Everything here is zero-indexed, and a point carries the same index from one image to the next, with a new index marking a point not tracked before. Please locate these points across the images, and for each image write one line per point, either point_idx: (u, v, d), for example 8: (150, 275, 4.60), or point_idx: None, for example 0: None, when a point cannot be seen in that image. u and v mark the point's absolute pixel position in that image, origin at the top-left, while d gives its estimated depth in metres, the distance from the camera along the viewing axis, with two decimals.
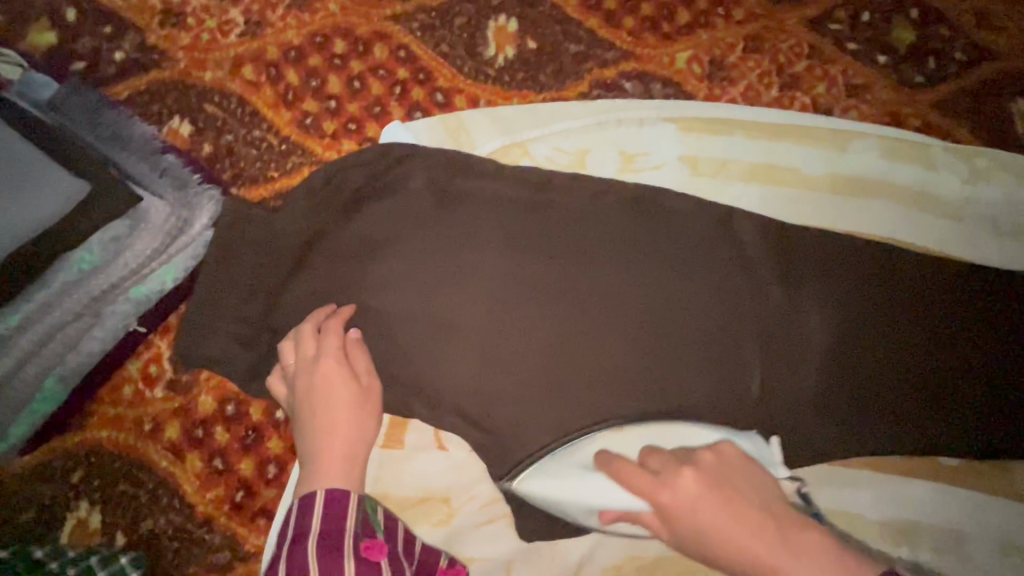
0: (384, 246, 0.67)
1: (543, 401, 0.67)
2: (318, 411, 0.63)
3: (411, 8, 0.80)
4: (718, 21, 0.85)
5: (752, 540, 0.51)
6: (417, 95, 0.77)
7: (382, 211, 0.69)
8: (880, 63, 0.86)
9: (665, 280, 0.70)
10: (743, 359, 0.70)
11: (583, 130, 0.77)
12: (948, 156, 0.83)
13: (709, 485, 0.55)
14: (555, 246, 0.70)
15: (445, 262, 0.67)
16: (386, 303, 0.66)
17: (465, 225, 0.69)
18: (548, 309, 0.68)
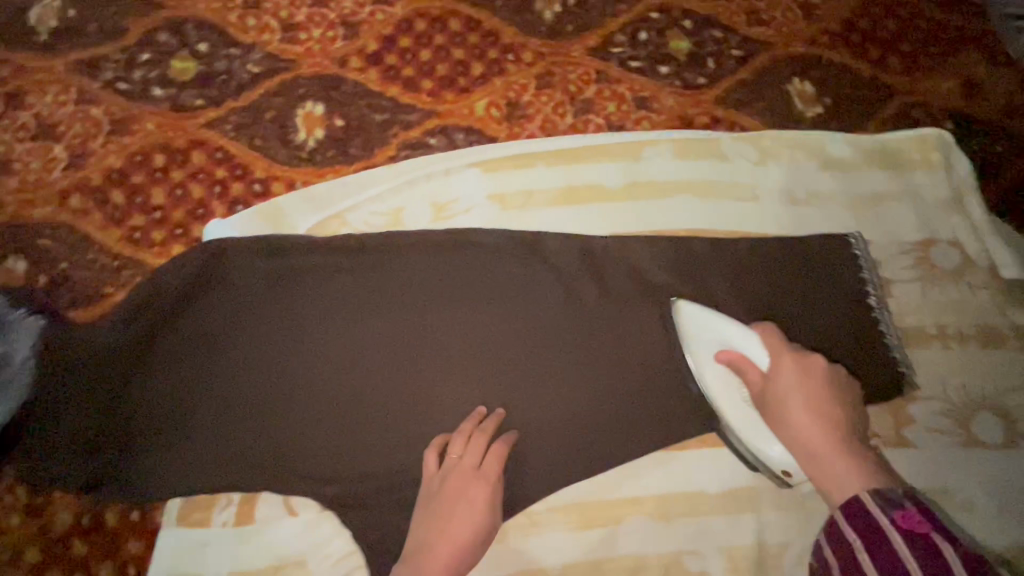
0: (237, 335, 0.75)
1: (395, 444, 0.74)
2: (456, 510, 0.68)
3: (223, 113, 0.87)
4: (509, 66, 0.94)
5: (820, 443, 0.64)
6: (237, 190, 0.83)
7: (222, 302, 0.76)
8: (663, 74, 0.95)
9: (491, 314, 0.79)
10: (574, 368, 0.78)
11: (394, 191, 0.83)
12: (737, 144, 0.91)
13: (808, 395, 0.66)
14: (390, 305, 0.78)
15: (294, 338, 0.76)
16: (243, 386, 0.74)
17: (300, 302, 0.77)
18: (391, 362, 0.76)
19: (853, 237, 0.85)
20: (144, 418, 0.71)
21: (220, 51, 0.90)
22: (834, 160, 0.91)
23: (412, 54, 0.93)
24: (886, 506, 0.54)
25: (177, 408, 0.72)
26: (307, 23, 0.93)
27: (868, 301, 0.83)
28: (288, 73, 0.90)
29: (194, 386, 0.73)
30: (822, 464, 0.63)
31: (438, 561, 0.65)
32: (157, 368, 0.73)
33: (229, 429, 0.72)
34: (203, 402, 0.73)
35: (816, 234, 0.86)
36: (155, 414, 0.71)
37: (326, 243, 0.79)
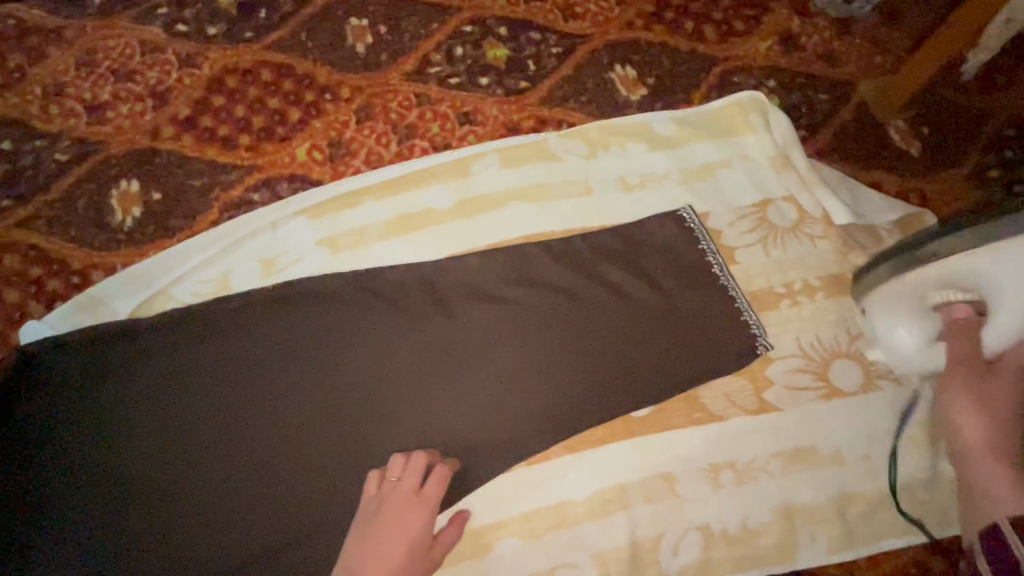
0: (91, 429, 0.72)
1: (266, 510, 0.72)
2: (393, 532, 0.66)
3: (33, 209, 0.84)
4: (327, 106, 0.93)
5: (985, 442, 0.66)
6: (55, 287, 0.80)
7: (66, 399, 0.72)
8: (484, 85, 0.95)
9: (346, 356, 0.77)
10: (438, 394, 0.76)
11: (220, 255, 0.81)
12: (565, 141, 0.91)
13: (978, 396, 0.68)
14: (245, 367, 0.75)
15: (152, 420, 0.73)
16: (105, 480, 0.71)
17: (146, 384, 0.74)
18: (255, 425, 0.74)
19: (685, 211, 0.86)
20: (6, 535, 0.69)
21: (24, 146, 0.88)
22: (663, 139, 0.92)
23: (226, 112, 0.91)
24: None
25: (43, 518, 0.69)
26: (113, 101, 0.91)
27: (713, 272, 0.83)
28: (98, 156, 0.88)
29: (52, 491, 0.70)
30: (972, 460, 0.66)
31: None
32: (15, 480, 0.70)
33: (101, 529, 0.70)
34: (70, 505, 0.70)
35: (652, 216, 0.86)
36: (20, 528, 0.69)
37: (148, 323, 0.76)
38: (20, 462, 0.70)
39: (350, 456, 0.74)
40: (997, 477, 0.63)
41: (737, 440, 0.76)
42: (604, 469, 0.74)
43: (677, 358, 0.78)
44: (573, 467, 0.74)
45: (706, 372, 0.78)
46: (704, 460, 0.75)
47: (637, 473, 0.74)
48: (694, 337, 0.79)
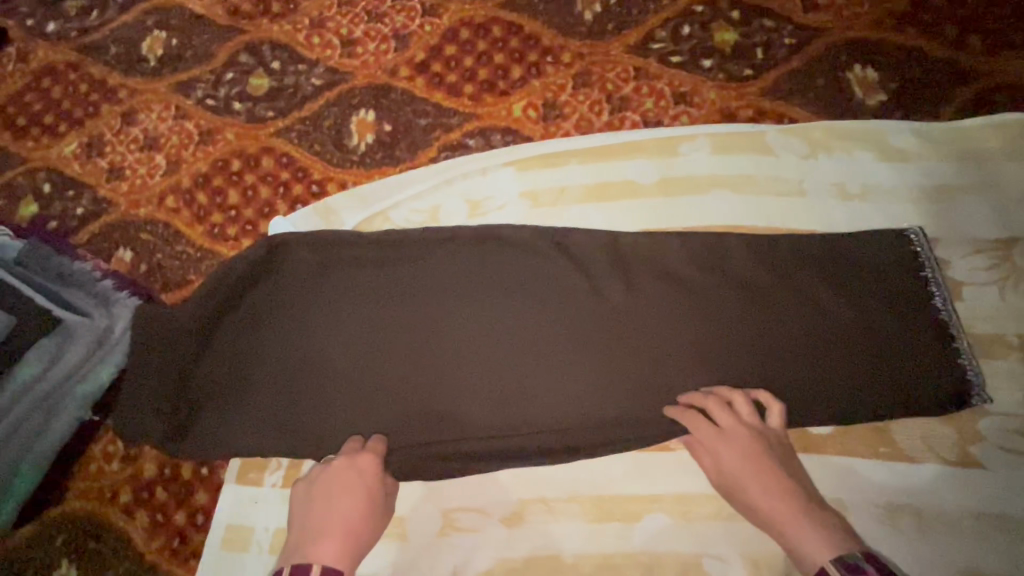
0: (303, 319, 0.82)
1: (436, 426, 0.75)
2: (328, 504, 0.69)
3: (289, 123, 0.98)
4: (548, 67, 0.96)
5: (780, 501, 0.65)
6: (298, 191, 0.93)
7: (291, 289, 0.84)
8: (704, 67, 0.93)
9: (525, 304, 0.80)
10: (609, 359, 0.76)
11: (433, 189, 0.89)
12: (784, 137, 0.87)
13: (722, 473, 0.69)
14: (432, 293, 0.81)
15: (349, 323, 0.81)
16: (306, 365, 0.80)
17: (357, 287, 0.83)
18: (433, 346, 0.78)
19: (914, 233, 0.78)
20: (229, 392, 0.80)
21: (289, 67, 1.02)
22: (897, 151, 0.84)
23: (456, 61, 0.99)
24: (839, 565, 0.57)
25: (257, 385, 0.80)
26: (363, 38, 1.02)
27: (933, 302, 0.75)
28: (345, 85, 0.99)
29: (265, 364, 0.80)
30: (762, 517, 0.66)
31: (330, 538, 0.66)
32: (243, 348, 0.82)
33: (299, 406, 0.78)
34: (281, 375, 0.80)
35: (873, 229, 0.80)
36: (241, 388, 0.80)
37: (368, 238, 0.85)
38: (250, 333, 0.82)
39: (517, 397, 0.75)
40: (803, 534, 0.62)
41: (927, 486, 0.70)
42: None
43: (872, 384, 0.73)
44: None
45: (906, 411, 0.72)
46: (882, 496, 0.70)
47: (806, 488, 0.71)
48: (899, 366, 0.73)
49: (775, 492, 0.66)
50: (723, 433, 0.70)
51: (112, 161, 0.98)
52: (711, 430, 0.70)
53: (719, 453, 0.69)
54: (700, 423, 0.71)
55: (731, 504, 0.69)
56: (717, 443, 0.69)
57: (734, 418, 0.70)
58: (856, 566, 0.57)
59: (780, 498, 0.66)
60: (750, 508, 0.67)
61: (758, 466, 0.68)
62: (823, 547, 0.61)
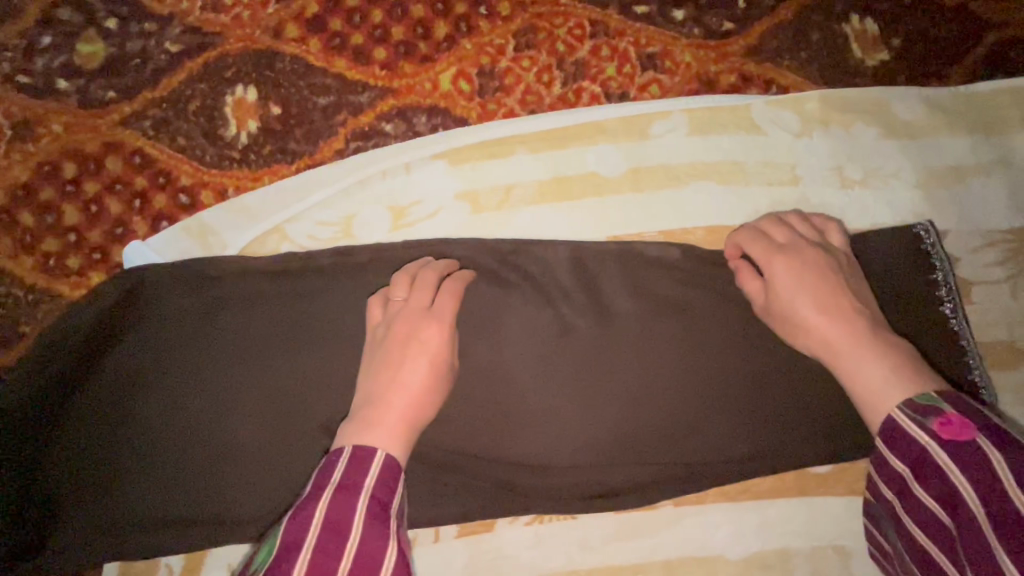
0: (187, 379, 0.63)
1: None
2: (408, 352, 0.55)
3: (139, 107, 0.73)
4: (482, 22, 0.75)
5: (841, 327, 0.53)
6: (160, 204, 0.71)
7: (156, 351, 0.64)
8: (678, 19, 0.75)
9: (472, 342, 0.63)
10: (581, 406, 0.62)
11: (343, 193, 0.69)
12: (773, 110, 0.72)
13: (777, 284, 0.57)
14: (350, 337, 0.64)
15: (245, 385, 0.63)
16: (191, 446, 0.62)
17: (254, 332, 0.64)
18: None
19: (923, 228, 0.65)
20: (93, 495, 0.62)
21: (130, 27, 0.74)
22: (902, 125, 0.71)
23: (360, 15, 0.75)
24: (921, 427, 0.45)
25: (131, 479, 0.62)
26: None
27: (943, 312, 0.63)
28: (213, 51, 0.74)
29: (134, 451, 0.62)
30: (826, 349, 0.54)
31: (395, 409, 0.51)
32: (101, 437, 0.63)
33: (195, 497, 0.62)
34: (166, 457, 0.62)
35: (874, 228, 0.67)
36: (114, 478, 0.62)
37: (261, 265, 0.65)
38: (117, 404, 0.63)
39: (468, 462, 0.62)
40: (867, 371, 0.50)
41: None
42: (769, 527, 0.62)
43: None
44: (731, 524, 0.62)
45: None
46: None
47: (806, 537, 0.62)
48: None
49: (833, 315, 0.54)
50: (784, 247, 0.59)
51: None
52: (768, 244, 0.60)
53: (773, 268, 0.58)
54: (756, 240, 0.61)
55: (781, 326, 0.58)
56: (773, 256, 0.59)
57: (796, 237, 0.61)
58: (930, 407, 0.46)
59: (843, 315, 0.54)
60: (801, 325, 0.56)
61: (816, 286, 0.56)
62: (883, 367, 0.50)
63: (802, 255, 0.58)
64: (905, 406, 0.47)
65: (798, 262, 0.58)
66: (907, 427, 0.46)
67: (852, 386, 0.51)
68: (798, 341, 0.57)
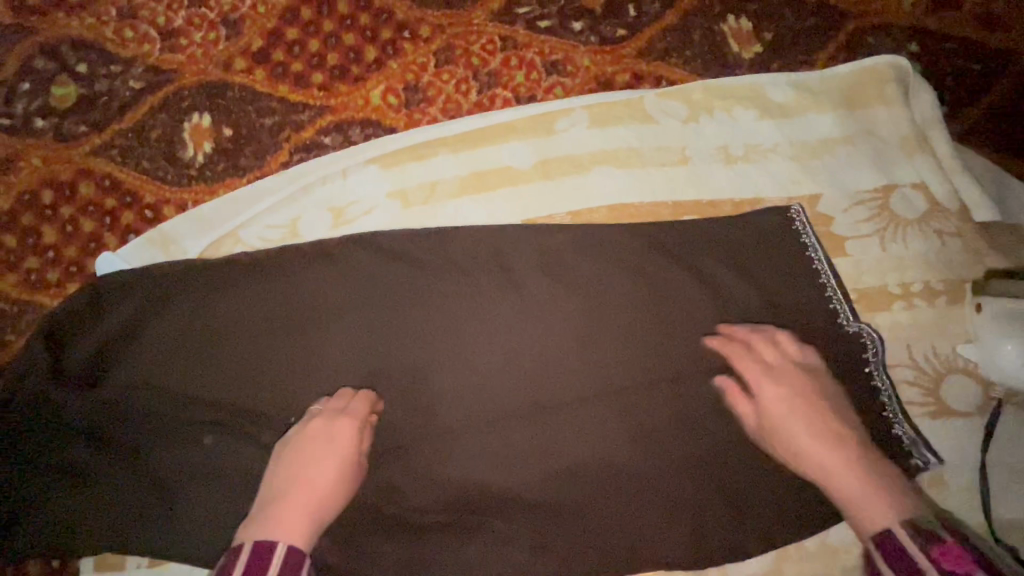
0: (145, 375, 0.70)
1: None
2: (315, 454, 0.62)
3: (107, 138, 0.83)
4: (405, 44, 0.85)
5: (833, 458, 0.61)
6: (129, 220, 0.80)
7: (146, 354, 0.71)
8: (577, 30, 0.85)
9: (404, 318, 0.72)
10: (504, 367, 0.72)
11: (288, 199, 0.78)
12: (662, 101, 0.81)
13: (773, 415, 0.66)
14: (301, 324, 0.72)
15: (205, 378, 0.71)
16: (149, 436, 0.69)
17: (204, 331, 0.72)
18: (311, 380, 0.71)
19: (795, 210, 0.75)
20: (115, 493, 0.68)
21: (98, 70, 0.85)
22: (776, 106, 0.80)
23: (300, 46, 0.86)
24: (915, 535, 0.51)
25: (120, 476, 0.69)
26: (185, 27, 0.87)
27: (813, 266, 0.73)
28: (171, 85, 0.85)
29: (96, 444, 0.69)
30: (823, 475, 0.61)
31: (299, 504, 0.58)
32: (88, 439, 0.69)
33: (211, 480, 0.70)
34: (125, 447, 0.69)
35: (761, 205, 0.77)
36: (78, 469, 0.68)
37: (213, 266, 0.74)
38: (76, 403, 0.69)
39: (406, 422, 0.70)
40: (861, 493, 0.58)
41: None
42: (677, 464, 0.70)
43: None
44: (644, 464, 0.70)
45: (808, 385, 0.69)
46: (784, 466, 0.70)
47: (710, 471, 0.70)
48: (786, 334, 0.72)
49: (829, 446, 0.62)
50: (766, 391, 0.66)
51: None
52: (758, 371, 0.68)
53: (766, 404, 0.66)
54: (748, 363, 0.68)
55: (772, 440, 0.66)
56: (762, 379, 0.67)
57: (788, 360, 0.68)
58: (932, 531, 0.51)
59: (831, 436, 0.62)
60: (788, 437, 0.64)
61: (807, 414, 0.64)
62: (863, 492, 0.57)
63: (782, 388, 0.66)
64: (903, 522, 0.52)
65: (782, 397, 0.66)
66: (901, 533, 0.52)
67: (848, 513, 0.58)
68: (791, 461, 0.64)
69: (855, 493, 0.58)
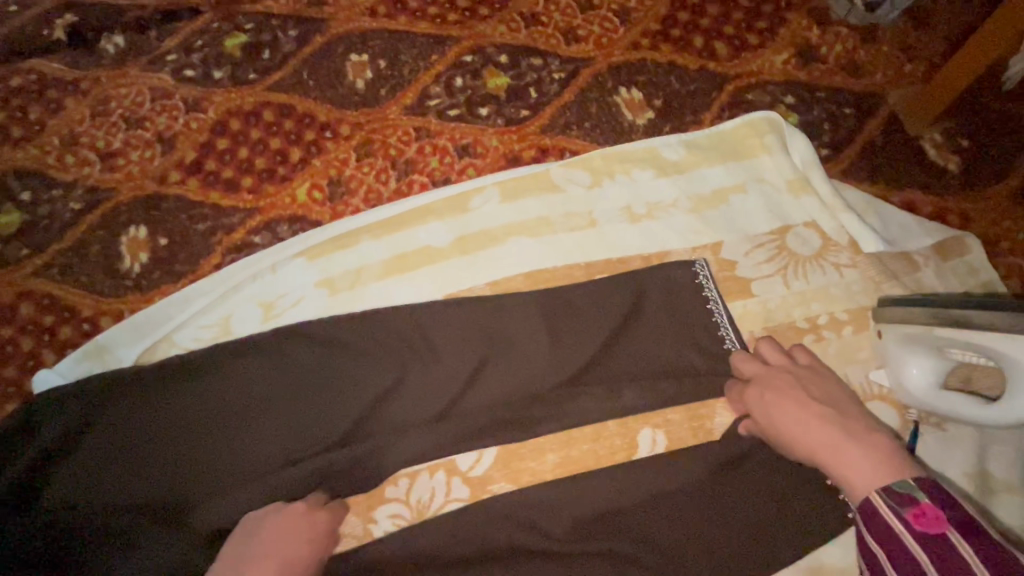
0: (90, 480, 0.71)
1: None
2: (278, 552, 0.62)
3: (48, 258, 0.87)
4: (327, 143, 0.92)
5: (820, 433, 0.61)
6: (66, 335, 0.82)
7: (86, 462, 0.72)
8: (483, 115, 0.93)
9: (334, 403, 0.74)
10: (433, 443, 0.73)
11: (220, 299, 0.82)
12: (568, 171, 0.87)
13: (758, 401, 0.67)
14: (228, 423, 0.74)
15: (149, 475, 0.72)
16: (97, 534, 0.68)
17: (147, 423, 0.73)
18: (241, 478, 0.72)
19: (698, 265, 0.78)
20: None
21: (41, 196, 0.91)
22: (670, 165, 0.87)
23: (230, 154, 0.92)
24: (895, 505, 0.52)
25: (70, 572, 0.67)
26: (124, 148, 0.94)
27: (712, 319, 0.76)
28: (109, 203, 0.90)
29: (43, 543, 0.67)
30: (813, 454, 0.61)
31: None
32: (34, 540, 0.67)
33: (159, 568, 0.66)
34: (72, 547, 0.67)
35: (667, 261, 0.79)
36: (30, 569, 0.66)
37: (145, 372, 0.76)
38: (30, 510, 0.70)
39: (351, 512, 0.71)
40: (854, 462, 0.57)
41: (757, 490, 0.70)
42: (616, 523, 0.70)
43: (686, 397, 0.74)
44: (581, 525, 0.69)
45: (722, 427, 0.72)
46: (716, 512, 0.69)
47: (647, 525, 0.69)
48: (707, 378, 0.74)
49: (816, 422, 0.62)
50: (759, 379, 0.69)
51: None
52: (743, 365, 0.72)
53: (750, 393, 0.69)
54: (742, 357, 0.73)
55: (766, 431, 0.67)
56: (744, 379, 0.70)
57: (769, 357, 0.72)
58: (909, 496, 0.52)
59: (816, 416, 0.62)
60: (774, 426, 0.65)
61: (792, 395, 0.66)
62: (862, 457, 0.57)
63: (768, 374, 0.69)
64: (883, 492, 0.53)
65: (766, 383, 0.68)
66: (883, 506, 0.53)
67: (844, 484, 0.57)
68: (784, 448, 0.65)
69: (858, 470, 0.56)
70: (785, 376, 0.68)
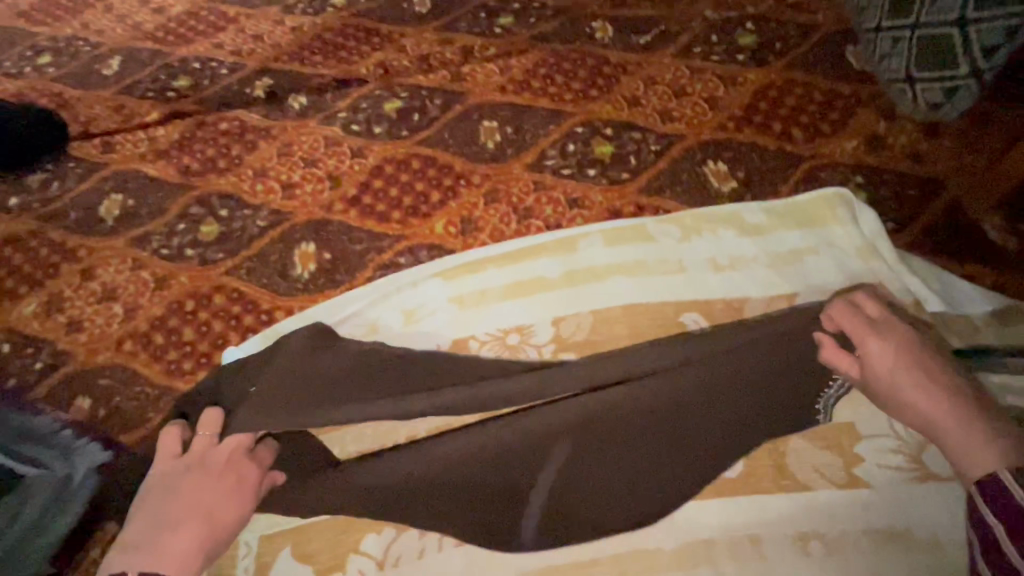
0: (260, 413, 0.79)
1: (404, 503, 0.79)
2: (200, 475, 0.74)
3: (238, 261, 1.09)
4: (462, 189, 1.14)
5: (938, 405, 0.70)
6: (247, 322, 1.03)
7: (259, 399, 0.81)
8: (591, 176, 1.12)
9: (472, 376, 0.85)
10: None
11: (372, 305, 1.00)
12: (663, 226, 1.04)
13: (876, 357, 0.74)
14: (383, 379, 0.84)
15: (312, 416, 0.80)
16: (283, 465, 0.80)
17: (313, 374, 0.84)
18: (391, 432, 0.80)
19: None
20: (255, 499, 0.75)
21: (237, 213, 1.15)
22: (752, 227, 1.02)
23: (383, 192, 1.15)
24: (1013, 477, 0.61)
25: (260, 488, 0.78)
26: (301, 182, 1.18)
27: None
28: (287, 223, 1.13)
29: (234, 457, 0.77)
30: (925, 420, 0.70)
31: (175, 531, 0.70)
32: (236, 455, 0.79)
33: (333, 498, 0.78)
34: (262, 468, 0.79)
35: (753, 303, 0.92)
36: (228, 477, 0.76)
37: None
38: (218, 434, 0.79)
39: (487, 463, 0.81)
40: (972, 440, 0.66)
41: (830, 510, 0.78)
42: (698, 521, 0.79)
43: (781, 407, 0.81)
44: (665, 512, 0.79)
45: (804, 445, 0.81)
46: (791, 525, 0.77)
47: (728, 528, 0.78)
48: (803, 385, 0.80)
49: (937, 394, 0.70)
50: (881, 337, 0.75)
51: (71, 316, 1.06)
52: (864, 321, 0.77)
53: (870, 351, 0.75)
54: (852, 313, 0.78)
55: (874, 386, 0.74)
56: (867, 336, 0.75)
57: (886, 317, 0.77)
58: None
59: (936, 386, 0.71)
60: (891, 384, 0.73)
61: (913, 361, 0.73)
62: (982, 436, 0.66)
63: (891, 337, 0.75)
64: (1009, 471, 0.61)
65: (890, 345, 0.74)
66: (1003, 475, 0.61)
67: (953, 453, 0.68)
68: (892, 407, 0.73)
69: (977, 447, 0.66)
70: (906, 338, 0.75)
